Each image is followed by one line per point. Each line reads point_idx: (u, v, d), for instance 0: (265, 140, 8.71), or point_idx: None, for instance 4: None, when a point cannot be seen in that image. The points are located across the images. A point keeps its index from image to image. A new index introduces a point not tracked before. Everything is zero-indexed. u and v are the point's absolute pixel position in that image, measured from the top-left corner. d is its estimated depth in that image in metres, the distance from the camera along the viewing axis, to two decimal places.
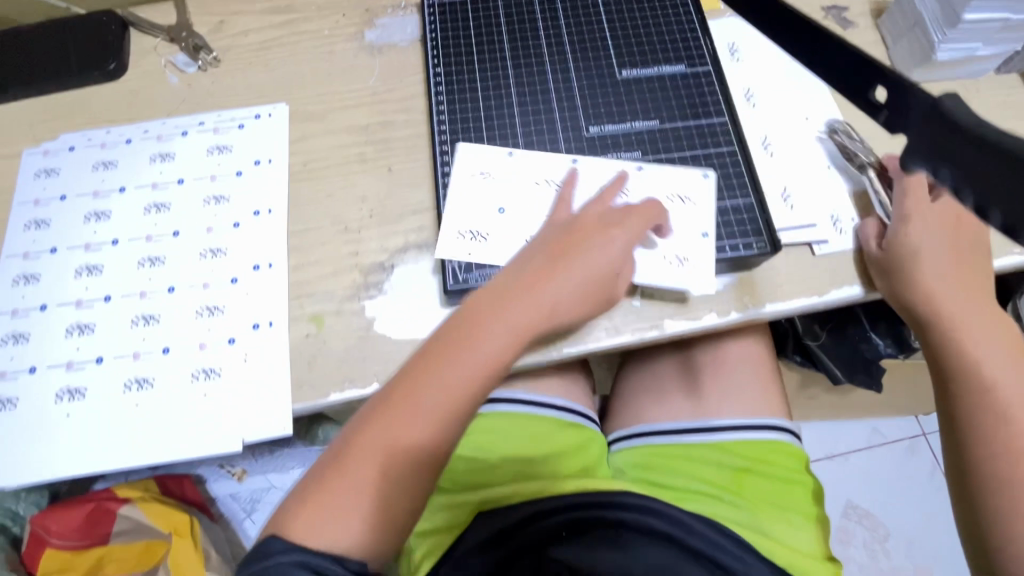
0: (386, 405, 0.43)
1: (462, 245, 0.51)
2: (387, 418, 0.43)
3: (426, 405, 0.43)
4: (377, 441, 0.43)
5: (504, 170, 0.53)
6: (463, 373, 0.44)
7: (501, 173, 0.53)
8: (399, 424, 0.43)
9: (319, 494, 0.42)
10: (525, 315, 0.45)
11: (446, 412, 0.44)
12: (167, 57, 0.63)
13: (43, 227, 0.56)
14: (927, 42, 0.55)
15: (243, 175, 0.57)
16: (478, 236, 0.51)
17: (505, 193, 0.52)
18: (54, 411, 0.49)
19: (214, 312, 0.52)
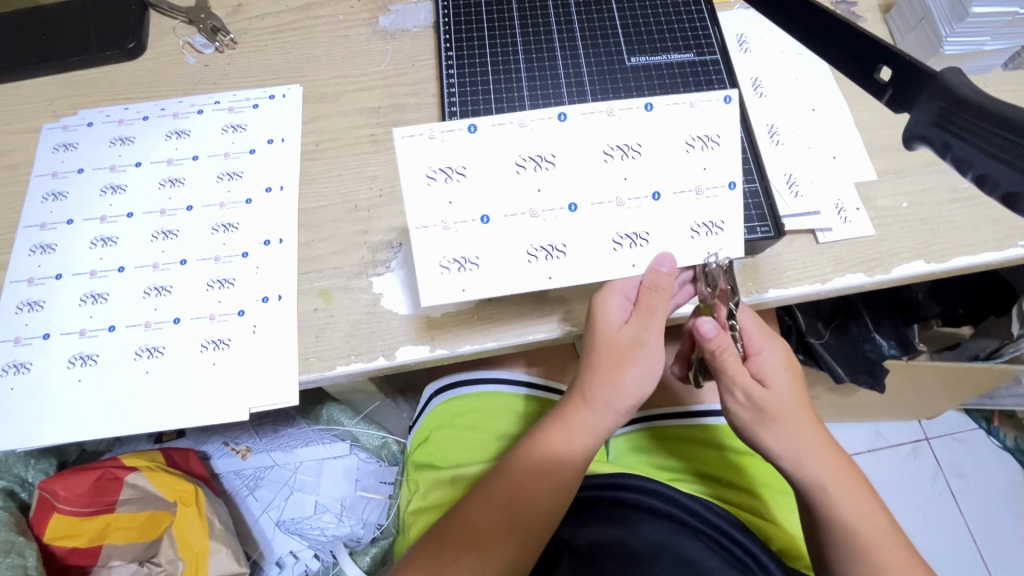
0: (498, 474, 0.50)
1: (450, 281, 0.42)
2: (496, 481, 0.49)
3: (529, 468, 0.49)
4: (485, 497, 0.48)
5: (489, 167, 0.41)
6: (559, 448, 0.49)
7: (482, 175, 0.41)
8: (504, 485, 0.49)
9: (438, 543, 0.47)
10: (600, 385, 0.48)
11: (544, 466, 0.49)
12: (186, 38, 0.65)
13: (60, 199, 0.57)
14: (935, 36, 0.55)
15: (256, 153, 0.58)
16: (467, 265, 0.42)
17: (475, 195, 0.41)
18: (66, 376, 0.50)
19: (224, 285, 0.53)
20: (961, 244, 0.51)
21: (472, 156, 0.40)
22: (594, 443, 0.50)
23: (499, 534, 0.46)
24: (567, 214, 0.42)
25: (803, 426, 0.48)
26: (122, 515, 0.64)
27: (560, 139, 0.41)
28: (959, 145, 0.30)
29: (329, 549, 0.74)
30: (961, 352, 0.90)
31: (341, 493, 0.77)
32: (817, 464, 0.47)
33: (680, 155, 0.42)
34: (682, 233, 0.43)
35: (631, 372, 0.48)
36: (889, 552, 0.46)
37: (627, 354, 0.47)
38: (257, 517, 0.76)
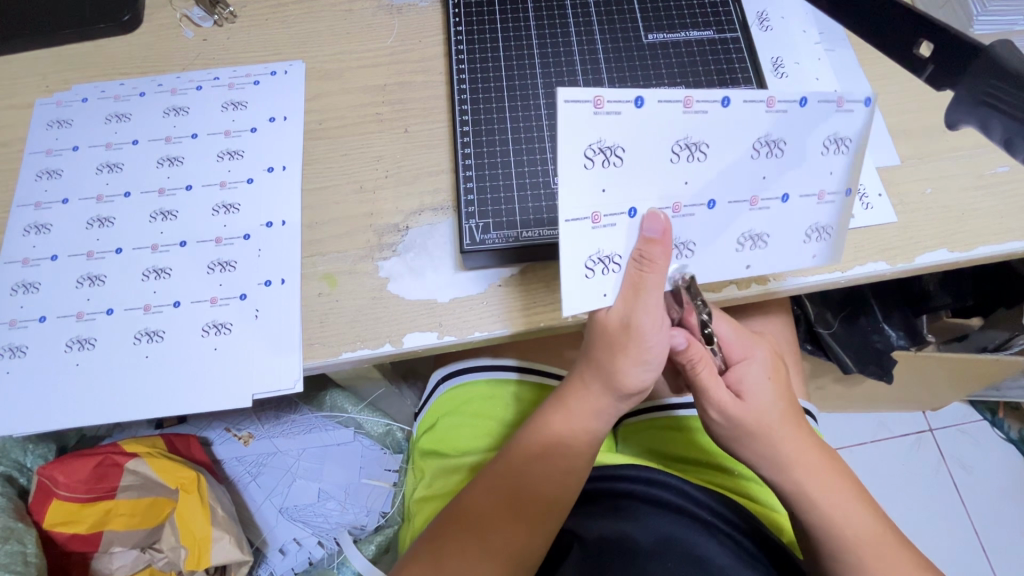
0: (511, 469, 0.48)
1: (594, 283, 0.40)
2: (508, 475, 0.47)
3: (540, 458, 0.47)
4: (495, 489, 0.47)
5: (648, 134, 0.35)
6: (577, 433, 0.47)
7: (636, 165, 0.36)
8: (517, 476, 0.47)
9: (446, 540, 0.45)
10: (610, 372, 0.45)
11: (559, 454, 0.47)
12: (183, 11, 0.62)
13: (56, 177, 0.55)
14: (963, 15, 0.53)
15: (257, 131, 0.56)
16: (610, 266, 0.40)
17: (633, 186, 0.37)
18: (64, 359, 0.49)
19: (226, 268, 0.51)
20: (986, 232, 0.50)
21: (637, 137, 0.35)
22: (596, 425, 0.48)
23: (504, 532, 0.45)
24: (705, 211, 0.39)
25: (784, 433, 0.47)
26: (123, 501, 0.63)
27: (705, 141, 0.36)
28: (1006, 127, 0.28)
29: (333, 536, 0.73)
30: (969, 344, 0.90)
31: (344, 481, 0.76)
32: (800, 469, 0.46)
33: (814, 157, 0.39)
34: (797, 237, 0.42)
35: (642, 357, 0.44)
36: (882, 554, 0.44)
37: (632, 341, 0.43)
38: (260, 504, 0.74)
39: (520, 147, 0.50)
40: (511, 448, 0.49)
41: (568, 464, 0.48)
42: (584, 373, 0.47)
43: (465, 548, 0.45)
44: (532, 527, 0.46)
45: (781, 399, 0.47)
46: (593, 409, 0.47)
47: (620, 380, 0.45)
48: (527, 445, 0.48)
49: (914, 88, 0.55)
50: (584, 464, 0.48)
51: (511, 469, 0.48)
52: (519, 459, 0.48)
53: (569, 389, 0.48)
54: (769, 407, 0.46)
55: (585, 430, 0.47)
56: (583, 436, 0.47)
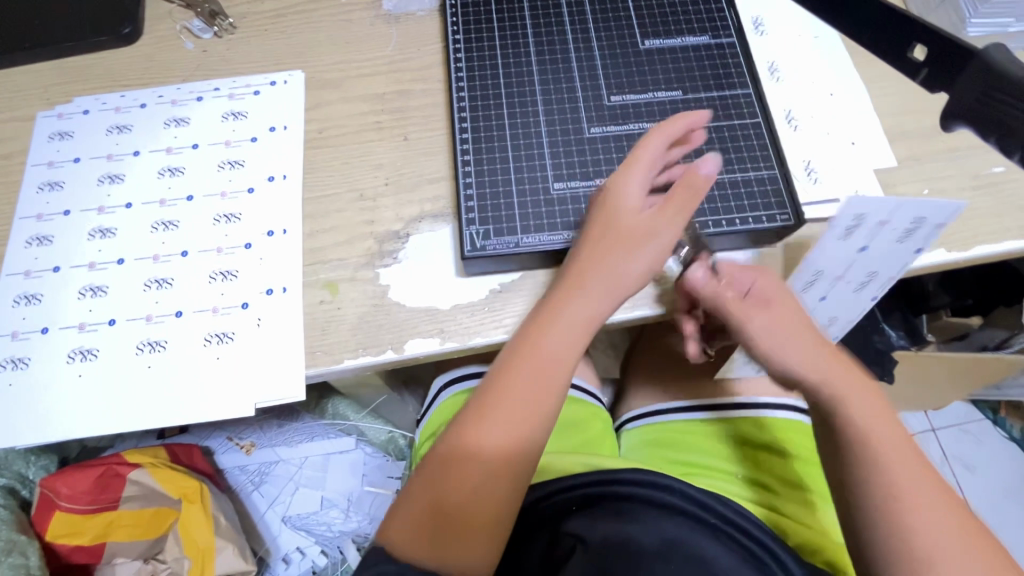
0: (494, 391, 0.44)
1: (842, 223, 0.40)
2: (494, 396, 0.44)
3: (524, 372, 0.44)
4: (485, 416, 0.43)
5: (806, 182, 0.52)
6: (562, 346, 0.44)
7: (836, 177, 0.52)
8: (505, 396, 0.43)
9: (436, 473, 0.44)
10: (606, 279, 0.44)
11: (550, 370, 0.44)
12: (183, 23, 0.62)
13: (57, 189, 0.55)
14: (956, 18, 0.54)
15: (257, 141, 0.57)
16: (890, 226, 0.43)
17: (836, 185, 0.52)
18: (66, 371, 0.49)
19: (227, 277, 0.51)
20: (983, 231, 0.50)
21: (834, 173, 0.53)
22: (561, 353, 0.44)
23: (473, 476, 0.43)
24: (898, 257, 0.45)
25: (867, 399, 0.44)
26: (124, 513, 0.62)
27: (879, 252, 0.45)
28: (1003, 127, 0.28)
29: (337, 545, 0.73)
30: (970, 343, 0.88)
31: (347, 489, 0.75)
32: (869, 422, 0.43)
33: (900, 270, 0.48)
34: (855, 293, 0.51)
35: (615, 273, 0.44)
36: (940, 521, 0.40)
37: (631, 241, 0.44)
38: (262, 514, 0.73)
39: (519, 154, 0.51)
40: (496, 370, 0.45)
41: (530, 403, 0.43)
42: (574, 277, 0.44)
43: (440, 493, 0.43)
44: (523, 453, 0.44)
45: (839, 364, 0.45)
46: (560, 333, 0.44)
47: (589, 300, 0.44)
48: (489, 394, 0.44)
49: (909, 90, 0.56)
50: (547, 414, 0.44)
51: (475, 408, 0.44)
52: (483, 393, 0.44)
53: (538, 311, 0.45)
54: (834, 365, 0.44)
55: (551, 359, 0.44)
56: (568, 348, 0.44)
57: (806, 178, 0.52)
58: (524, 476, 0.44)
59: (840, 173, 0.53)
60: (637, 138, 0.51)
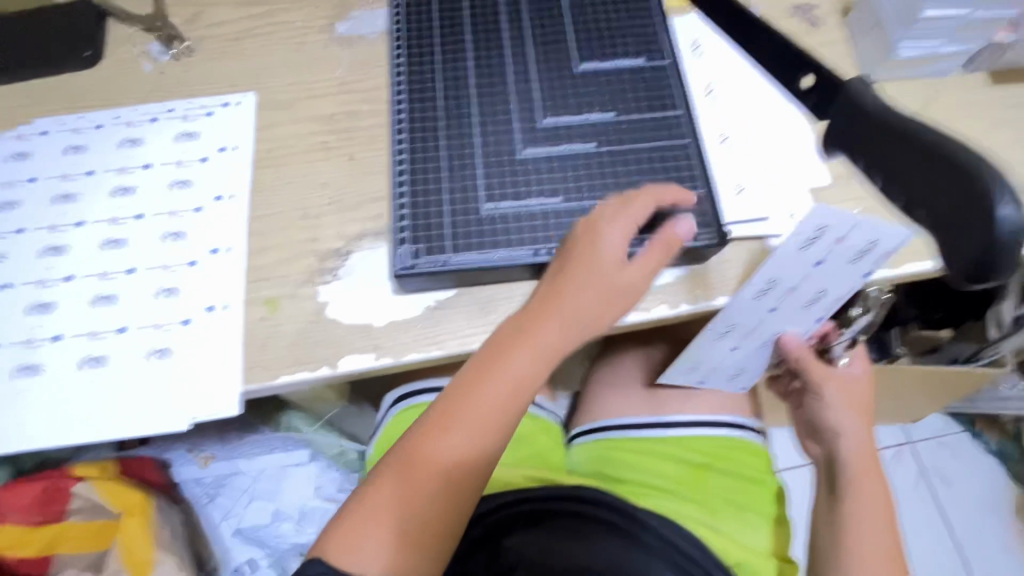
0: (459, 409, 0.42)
1: (806, 233, 0.42)
2: (461, 417, 0.42)
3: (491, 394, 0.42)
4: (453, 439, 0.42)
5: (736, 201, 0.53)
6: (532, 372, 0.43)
7: (766, 194, 0.54)
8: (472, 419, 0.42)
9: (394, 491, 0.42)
10: (584, 313, 0.43)
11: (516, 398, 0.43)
12: (143, 46, 0.65)
13: (12, 208, 0.57)
14: (888, 40, 0.56)
15: (208, 161, 0.58)
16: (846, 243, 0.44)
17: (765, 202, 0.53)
18: (10, 385, 0.50)
19: (171, 294, 0.53)
20: (911, 249, 0.51)
21: (764, 191, 0.54)
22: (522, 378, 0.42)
23: (440, 485, 0.42)
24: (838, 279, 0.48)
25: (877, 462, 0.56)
26: (73, 525, 0.63)
27: (833, 272, 0.47)
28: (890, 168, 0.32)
29: (288, 557, 0.75)
30: (943, 356, 0.91)
31: (301, 501, 0.75)
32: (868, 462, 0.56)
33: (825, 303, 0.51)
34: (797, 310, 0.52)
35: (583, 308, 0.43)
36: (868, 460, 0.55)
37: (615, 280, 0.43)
38: (217, 524, 0.75)
39: (454, 173, 0.52)
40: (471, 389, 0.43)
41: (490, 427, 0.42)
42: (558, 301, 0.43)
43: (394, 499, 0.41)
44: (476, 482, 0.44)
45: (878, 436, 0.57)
46: (531, 358, 0.42)
47: (558, 328, 0.43)
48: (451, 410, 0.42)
49: None
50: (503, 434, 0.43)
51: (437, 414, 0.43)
52: (456, 395, 0.43)
53: (505, 332, 0.44)
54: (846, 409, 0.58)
55: (512, 383, 0.42)
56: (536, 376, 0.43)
57: (733, 194, 0.54)
58: (473, 494, 0.43)
59: (768, 194, 0.54)
60: (568, 158, 0.52)
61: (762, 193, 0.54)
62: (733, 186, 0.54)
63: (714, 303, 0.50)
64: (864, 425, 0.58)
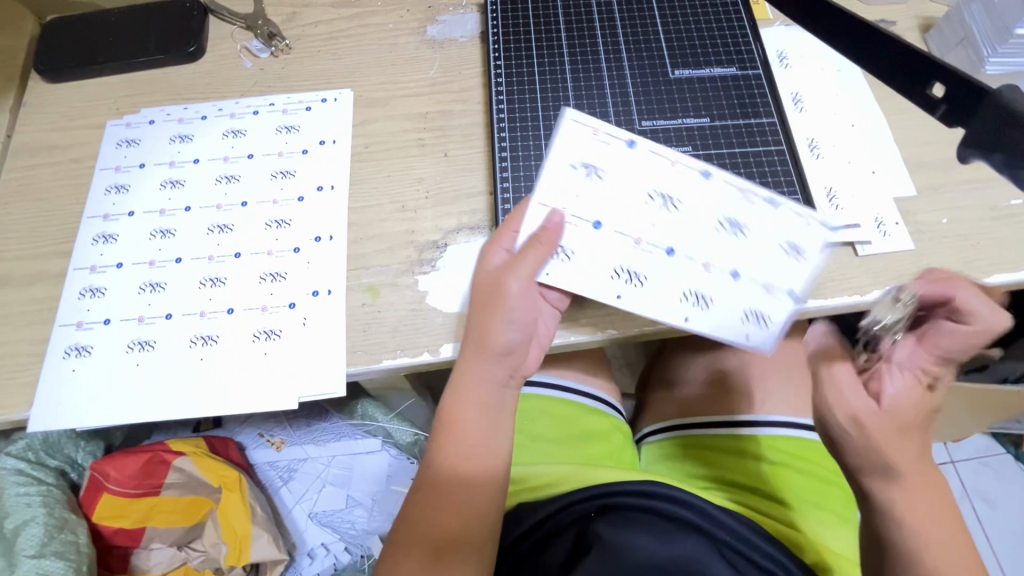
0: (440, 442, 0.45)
1: (576, 180, 0.49)
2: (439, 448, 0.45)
3: (459, 416, 0.45)
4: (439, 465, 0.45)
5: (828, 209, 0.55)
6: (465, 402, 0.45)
7: (858, 199, 0.55)
8: (452, 442, 0.45)
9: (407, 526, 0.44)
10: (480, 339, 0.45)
11: (457, 425, 0.45)
12: (243, 43, 0.68)
13: (123, 192, 0.60)
14: (975, 57, 0.57)
15: (308, 153, 0.61)
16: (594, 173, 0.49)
17: (859, 208, 0.55)
18: (125, 359, 0.52)
19: (276, 278, 0.55)
20: (1001, 260, 0.52)
21: (852, 199, 0.55)
22: (492, 395, 0.45)
23: (432, 505, 0.44)
24: (591, 225, 0.49)
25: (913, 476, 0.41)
26: (167, 499, 0.66)
27: (685, 200, 0.49)
28: None
29: (363, 544, 0.74)
30: (990, 374, 0.90)
31: (372, 489, 0.76)
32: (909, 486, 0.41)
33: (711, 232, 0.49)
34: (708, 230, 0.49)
35: (483, 337, 0.45)
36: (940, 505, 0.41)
37: (499, 299, 0.45)
38: (290, 509, 0.74)
39: None
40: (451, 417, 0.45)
41: (483, 436, 0.45)
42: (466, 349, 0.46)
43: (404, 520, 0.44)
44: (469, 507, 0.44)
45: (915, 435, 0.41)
46: (459, 388, 0.45)
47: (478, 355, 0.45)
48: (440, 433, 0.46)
49: (928, 123, 0.58)
50: (495, 446, 0.45)
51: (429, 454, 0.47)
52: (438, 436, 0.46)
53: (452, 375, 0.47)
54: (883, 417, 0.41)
55: (488, 402, 0.45)
56: (468, 403, 0.45)
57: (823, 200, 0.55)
58: (474, 507, 0.44)
59: (860, 205, 0.55)
60: None
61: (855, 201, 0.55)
62: (825, 192, 0.55)
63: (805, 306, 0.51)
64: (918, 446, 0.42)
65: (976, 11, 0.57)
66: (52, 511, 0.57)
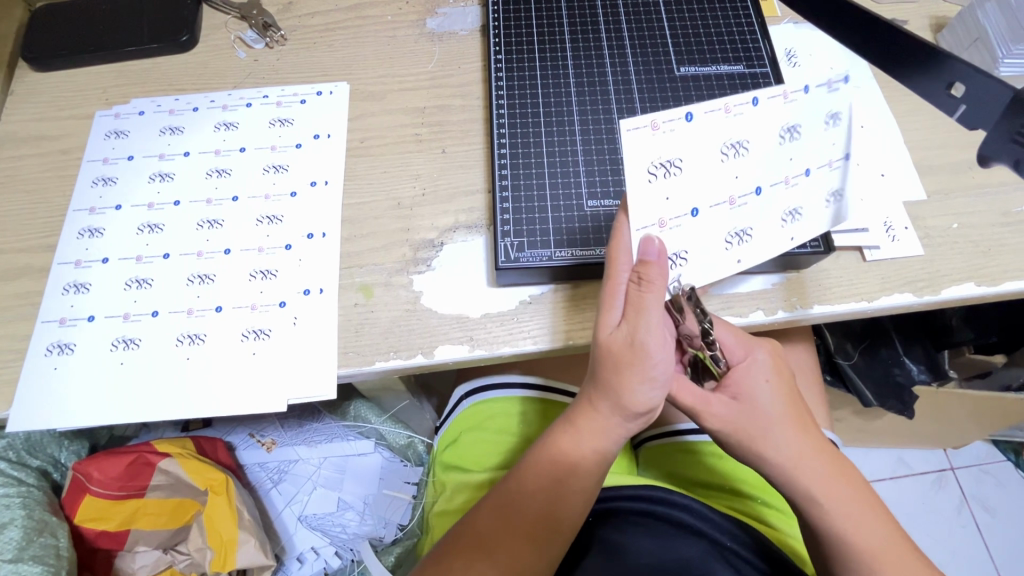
0: (537, 471, 0.46)
1: (655, 189, 0.38)
2: (538, 479, 0.45)
3: (567, 455, 0.45)
4: (529, 494, 0.45)
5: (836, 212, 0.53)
6: (580, 447, 0.44)
7: (866, 202, 0.53)
8: (552, 479, 0.45)
9: (473, 538, 0.45)
10: (612, 391, 0.42)
11: (561, 464, 0.45)
12: (237, 33, 0.66)
13: (110, 184, 0.58)
14: (989, 57, 0.56)
15: (302, 148, 0.59)
16: (670, 170, 0.38)
17: (868, 212, 0.53)
18: (109, 358, 0.51)
19: (266, 276, 0.53)
20: (1012, 267, 0.51)
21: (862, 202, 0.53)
22: (609, 448, 0.44)
23: (517, 531, 0.44)
24: (689, 219, 0.40)
25: (789, 437, 0.44)
26: (151, 501, 0.65)
27: (756, 123, 0.37)
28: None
29: (351, 547, 0.73)
30: (992, 381, 0.89)
31: (363, 492, 0.76)
32: (808, 461, 0.44)
33: (772, 224, 0.40)
34: (771, 220, 0.40)
35: (621, 394, 0.42)
36: (822, 476, 0.43)
37: (636, 358, 0.41)
38: (280, 511, 0.74)
39: (556, 169, 0.53)
40: (552, 452, 0.46)
41: (590, 480, 0.45)
42: (588, 389, 0.45)
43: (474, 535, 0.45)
44: (549, 545, 0.44)
45: (784, 403, 0.45)
46: (576, 430, 0.45)
47: (606, 402, 0.43)
48: (533, 461, 0.47)
49: (938, 125, 0.57)
50: (592, 479, 0.45)
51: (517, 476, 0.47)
52: (534, 467, 0.46)
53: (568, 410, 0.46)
54: (770, 391, 0.45)
55: (608, 451, 0.45)
56: (581, 450, 0.44)
57: None
58: (557, 547, 0.44)
59: (868, 208, 0.53)
60: None
61: (865, 204, 0.53)
62: None
63: (811, 311, 0.50)
64: (797, 427, 0.45)
65: (991, 10, 0.56)
66: (32, 513, 0.55)
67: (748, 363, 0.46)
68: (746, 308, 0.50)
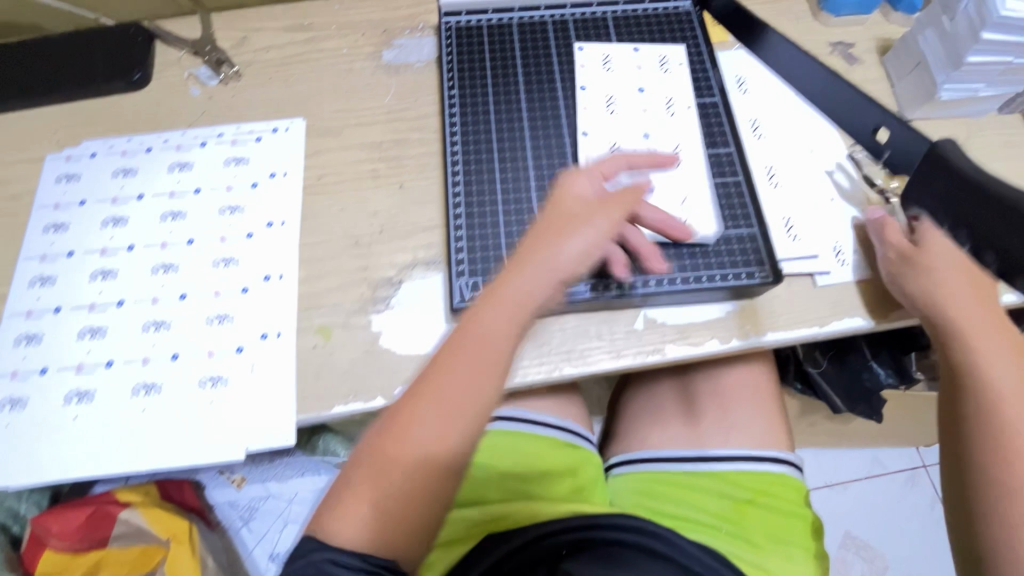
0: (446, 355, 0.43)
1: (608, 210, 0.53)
2: (447, 364, 0.43)
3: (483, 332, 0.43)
4: (440, 384, 0.42)
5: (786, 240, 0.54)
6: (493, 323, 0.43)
7: (814, 228, 0.55)
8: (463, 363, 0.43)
9: (386, 434, 0.42)
10: (535, 260, 0.44)
11: (479, 346, 0.43)
12: (191, 70, 0.65)
13: (61, 231, 0.57)
14: (931, 82, 0.57)
15: (257, 187, 0.59)
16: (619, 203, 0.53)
17: (817, 238, 0.54)
18: (62, 413, 0.50)
19: (223, 321, 0.53)
20: None
21: (811, 228, 0.55)
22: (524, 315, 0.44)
23: (427, 424, 0.41)
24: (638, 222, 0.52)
25: (992, 324, 0.48)
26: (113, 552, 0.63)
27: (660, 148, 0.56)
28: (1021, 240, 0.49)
29: None
30: None
31: None
32: (1004, 348, 0.47)
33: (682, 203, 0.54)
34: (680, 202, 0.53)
35: (553, 253, 0.44)
36: (1008, 359, 0.46)
37: (578, 216, 0.45)
38: (251, 548, 0.75)
39: (510, 207, 0.55)
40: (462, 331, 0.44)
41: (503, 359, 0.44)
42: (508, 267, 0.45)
43: (370, 476, 0.41)
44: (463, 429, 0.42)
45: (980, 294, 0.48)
46: (492, 311, 0.44)
47: (521, 273, 0.44)
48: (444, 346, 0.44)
49: (885, 148, 0.58)
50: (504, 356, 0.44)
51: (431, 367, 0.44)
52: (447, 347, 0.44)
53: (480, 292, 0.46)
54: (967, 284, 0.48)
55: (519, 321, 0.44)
56: (494, 327, 0.43)
57: (779, 228, 0.55)
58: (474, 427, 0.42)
59: (816, 234, 0.54)
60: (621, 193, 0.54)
61: (813, 231, 0.54)
62: (783, 223, 0.55)
63: (765, 339, 0.51)
64: (976, 296, 0.48)
65: (930, 36, 0.57)
66: None
67: (937, 237, 0.50)
68: (704, 337, 0.51)
